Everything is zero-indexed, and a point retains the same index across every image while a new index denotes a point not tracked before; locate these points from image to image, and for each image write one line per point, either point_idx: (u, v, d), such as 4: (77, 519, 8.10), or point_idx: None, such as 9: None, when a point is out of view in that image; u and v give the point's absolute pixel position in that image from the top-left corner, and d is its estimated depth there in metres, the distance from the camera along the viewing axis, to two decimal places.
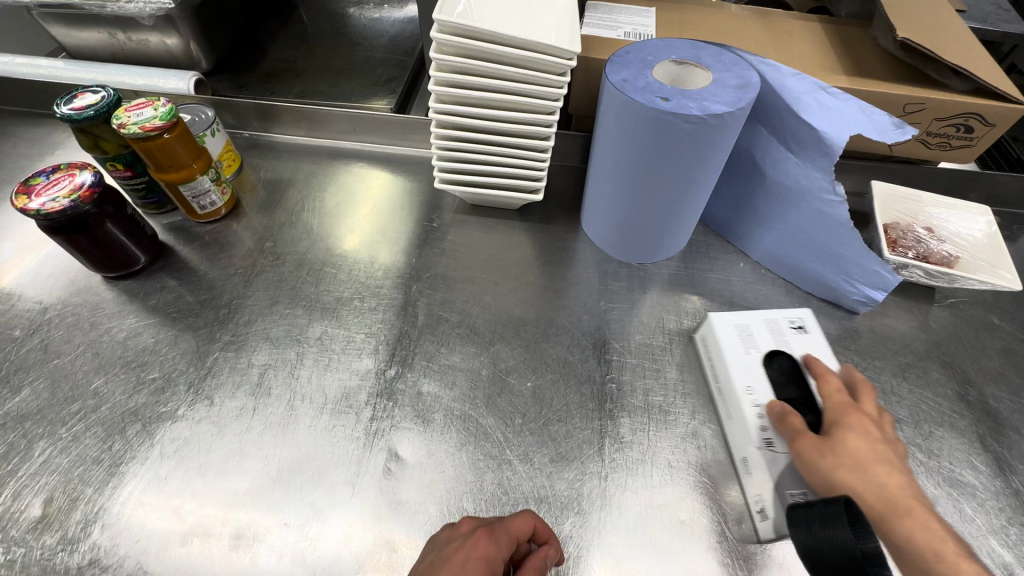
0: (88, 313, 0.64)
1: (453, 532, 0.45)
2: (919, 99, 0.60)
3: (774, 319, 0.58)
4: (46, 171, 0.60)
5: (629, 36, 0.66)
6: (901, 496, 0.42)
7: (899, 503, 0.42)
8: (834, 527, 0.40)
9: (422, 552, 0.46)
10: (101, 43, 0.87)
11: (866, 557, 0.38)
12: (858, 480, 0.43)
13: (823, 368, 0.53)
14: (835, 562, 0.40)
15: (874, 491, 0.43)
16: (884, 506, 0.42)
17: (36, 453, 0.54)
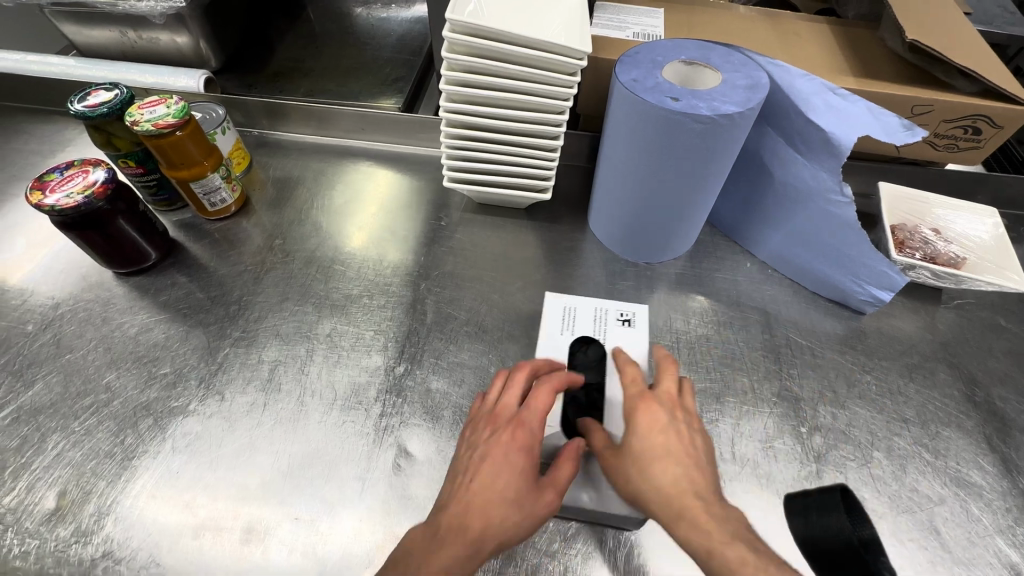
0: (100, 308, 0.65)
1: (488, 421, 0.50)
2: (928, 101, 0.60)
3: (602, 308, 0.65)
4: (60, 167, 0.60)
5: (637, 37, 0.66)
6: (681, 486, 0.44)
7: (680, 497, 0.43)
8: None
9: (462, 436, 0.52)
10: (112, 42, 0.88)
11: None
12: (643, 479, 0.45)
13: (623, 358, 0.56)
14: None
15: (660, 493, 0.44)
16: (662, 501, 0.44)
17: (49, 446, 0.54)
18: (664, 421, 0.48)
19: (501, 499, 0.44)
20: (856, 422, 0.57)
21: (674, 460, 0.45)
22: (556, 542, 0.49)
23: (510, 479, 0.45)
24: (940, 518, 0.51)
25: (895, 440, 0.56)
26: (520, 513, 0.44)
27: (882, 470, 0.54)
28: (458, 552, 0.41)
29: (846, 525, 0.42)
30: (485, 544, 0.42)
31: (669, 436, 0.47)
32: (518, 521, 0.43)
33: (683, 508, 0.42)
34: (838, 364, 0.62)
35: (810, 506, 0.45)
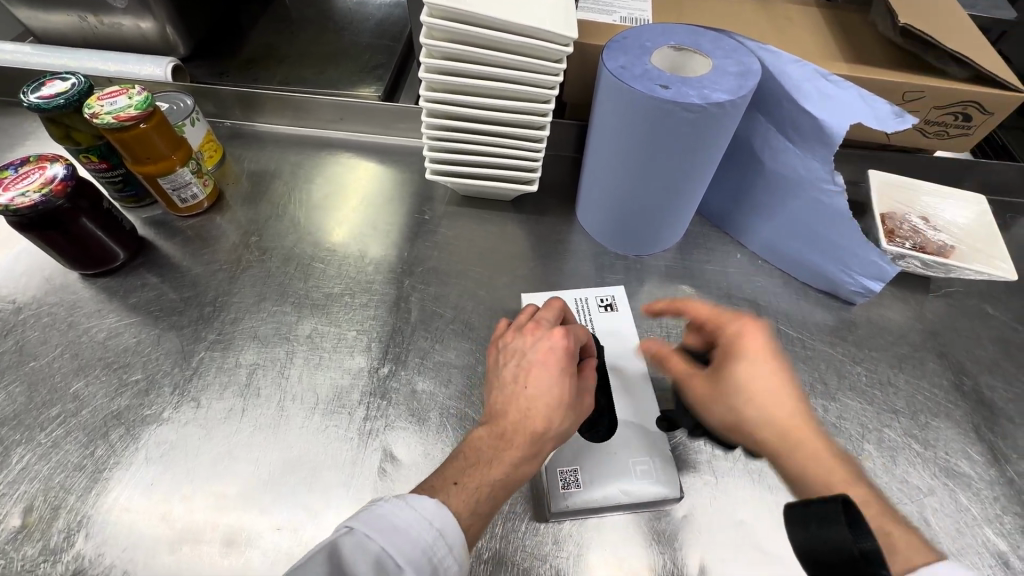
0: (65, 312, 0.62)
1: (530, 330, 0.49)
2: (919, 87, 0.59)
3: (584, 298, 0.64)
4: (14, 163, 0.56)
5: (625, 21, 0.64)
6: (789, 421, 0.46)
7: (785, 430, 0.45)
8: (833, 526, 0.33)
9: (491, 355, 0.51)
10: (72, 28, 0.83)
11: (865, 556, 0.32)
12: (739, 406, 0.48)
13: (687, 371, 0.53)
14: (832, 565, 0.33)
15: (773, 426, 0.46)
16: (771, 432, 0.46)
17: (13, 461, 0.51)
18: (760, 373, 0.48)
19: (561, 402, 0.44)
20: (846, 414, 0.57)
21: (781, 389, 0.47)
22: (547, 544, 0.48)
23: (568, 382, 0.45)
24: (929, 509, 0.51)
25: (885, 431, 0.56)
26: (575, 415, 0.45)
27: (872, 462, 0.54)
28: (522, 452, 0.42)
29: (848, 538, 0.33)
30: (547, 442, 0.43)
31: (779, 400, 0.47)
32: (572, 420, 0.45)
33: (795, 441, 0.44)
34: (829, 356, 0.61)
35: (809, 513, 0.35)
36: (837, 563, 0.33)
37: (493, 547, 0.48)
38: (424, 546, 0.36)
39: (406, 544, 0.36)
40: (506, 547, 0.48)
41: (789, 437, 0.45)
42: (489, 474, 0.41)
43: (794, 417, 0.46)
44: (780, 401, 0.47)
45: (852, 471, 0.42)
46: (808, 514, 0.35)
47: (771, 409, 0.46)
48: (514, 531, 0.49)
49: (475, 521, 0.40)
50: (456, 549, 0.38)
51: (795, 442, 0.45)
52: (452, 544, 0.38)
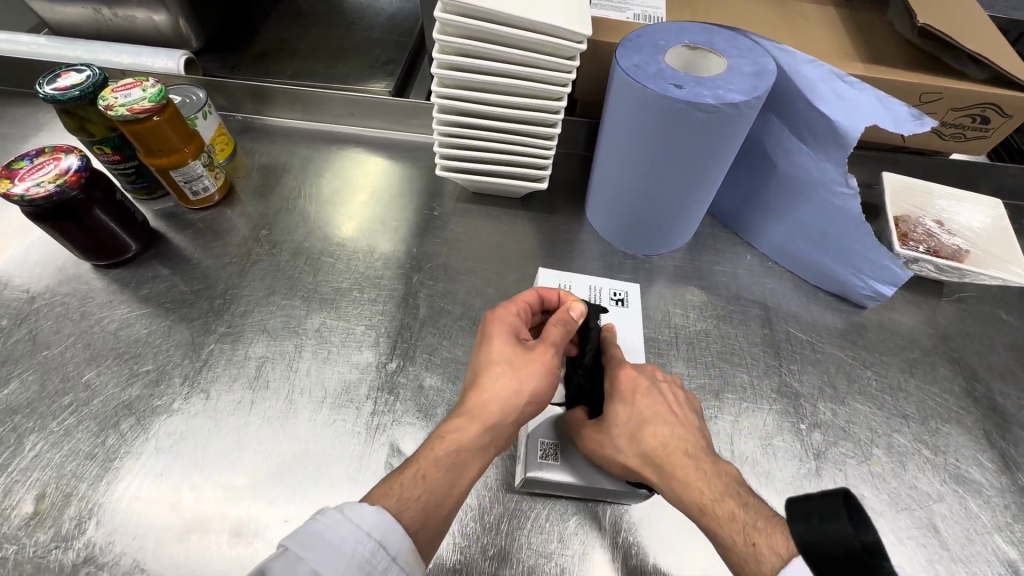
0: (78, 302, 0.62)
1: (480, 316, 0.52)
2: (937, 89, 0.58)
3: (598, 286, 0.62)
4: (30, 153, 0.57)
5: (639, 19, 0.63)
6: (669, 445, 0.44)
7: (666, 458, 0.44)
8: (834, 520, 0.33)
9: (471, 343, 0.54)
10: (87, 20, 0.83)
11: (866, 548, 0.31)
12: (622, 443, 0.45)
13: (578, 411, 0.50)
14: (830, 555, 0.33)
15: (658, 444, 0.44)
16: (648, 464, 0.44)
17: (27, 448, 0.52)
18: (630, 408, 0.47)
19: (493, 367, 0.46)
20: (855, 418, 0.56)
21: (666, 416, 0.46)
22: (553, 542, 0.49)
23: (500, 347, 0.47)
24: (939, 516, 0.51)
25: (895, 436, 0.55)
26: (516, 374, 0.45)
27: (881, 467, 0.53)
28: (460, 426, 0.43)
29: (849, 531, 0.32)
30: (484, 411, 0.44)
31: (666, 427, 0.45)
32: (510, 383, 0.45)
33: (669, 469, 0.43)
34: (839, 360, 0.61)
35: (809, 508, 0.34)
36: (840, 558, 0.32)
37: (498, 544, 0.48)
38: (362, 558, 0.35)
39: (341, 564, 0.34)
40: (511, 544, 0.48)
41: (665, 463, 0.43)
42: (422, 455, 0.41)
43: (680, 442, 0.45)
44: (657, 429, 0.45)
45: (723, 483, 0.41)
46: (808, 508, 0.35)
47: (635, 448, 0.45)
48: (519, 528, 0.49)
49: (409, 508, 0.39)
50: (399, 553, 0.36)
51: (670, 467, 0.43)
52: (393, 550, 0.36)
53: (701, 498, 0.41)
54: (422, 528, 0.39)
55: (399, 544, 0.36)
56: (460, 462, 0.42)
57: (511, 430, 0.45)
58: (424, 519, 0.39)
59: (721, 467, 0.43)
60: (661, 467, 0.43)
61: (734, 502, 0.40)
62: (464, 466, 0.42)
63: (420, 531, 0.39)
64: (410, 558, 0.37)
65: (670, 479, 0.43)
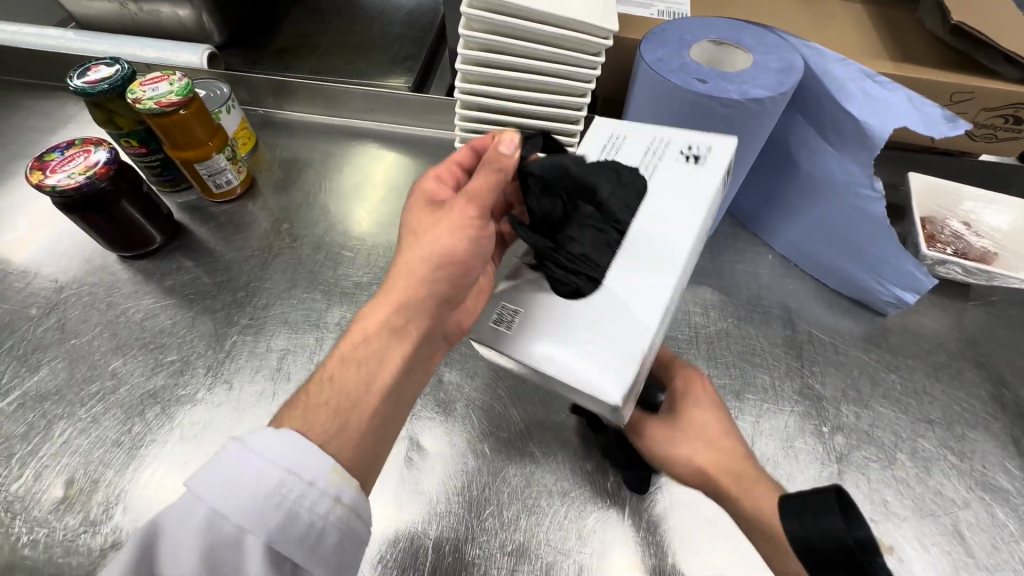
0: (104, 292, 0.63)
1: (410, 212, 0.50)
2: (969, 88, 0.57)
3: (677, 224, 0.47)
4: (61, 146, 0.58)
5: (663, 15, 0.63)
6: (736, 453, 0.47)
7: (737, 466, 0.46)
8: (825, 516, 0.37)
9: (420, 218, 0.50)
10: (113, 14, 0.85)
11: (858, 545, 0.35)
12: (700, 444, 0.47)
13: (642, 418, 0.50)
14: (828, 554, 0.37)
15: (730, 449, 0.47)
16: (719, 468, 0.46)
17: (56, 434, 0.53)
18: (707, 417, 0.49)
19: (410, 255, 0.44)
20: (879, 422, 0.55)
21: (729, 429, 0.49)
22: (571, 539, 0.49)
23: (412, 218, 0.48)
24: (964, 523, 0.50)
25: (920, 441, 0.54)
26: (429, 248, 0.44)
27: (905, 472, 0.52)
28: (370, 314, 0.42)
29: (842, 527, 0.36)
30: (394, 291, 0.43)
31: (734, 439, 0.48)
32: (422, 250, 0.44)
33: (739, 475, 0.45)
34: (862, 363, 0.60)
35: (804, 506, 0.39)
36: (830, 549, 0.37)
37: (517, 540, 0.48)
38: (269, 488, 0.32)
39: (244, 503, 0.31)
40: (529, 540, 0.48)
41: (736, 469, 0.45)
42: (329, 356, 0.40)
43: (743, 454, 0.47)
44: (728, 439, 0.48)
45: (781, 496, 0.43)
46: (802, 507, 0.39)
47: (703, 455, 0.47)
48: (538, 524, 0.49)
49: (319, 416, 0.36)
50: (318, 478, 0.33)
51: (741, 473, 0.45)
52: (306, 475, 0.33)
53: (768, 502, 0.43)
54: (341, 435, 0.36)
55: (314, 459, 0.33)
56: (373, 350, 0.41)
57: (428, 308, 0.44)
58: (341, 423, 0.37)
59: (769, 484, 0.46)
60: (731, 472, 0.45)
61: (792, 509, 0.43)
62: (378, 361, 0.40)
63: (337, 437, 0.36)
64: (333, 475, 0.33)
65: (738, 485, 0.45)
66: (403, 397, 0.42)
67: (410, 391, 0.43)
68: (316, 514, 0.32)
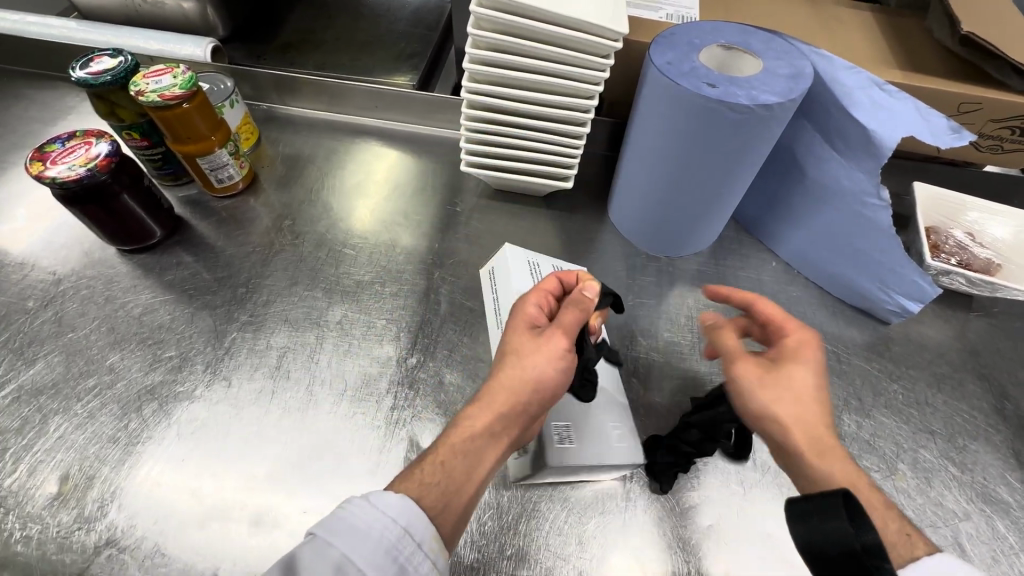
0: (103, 286, 0.63)
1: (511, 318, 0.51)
2: (977, 99, 0.57)
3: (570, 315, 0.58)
4: (62, 137, 0.57)
5: (671, 19, 0.62)
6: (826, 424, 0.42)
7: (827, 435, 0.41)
8: (833, 519, 0.33)
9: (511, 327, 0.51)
10: (116, 5, 0.84)
11: (866, 551, 0.32)
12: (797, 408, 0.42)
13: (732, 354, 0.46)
14: (831, 558, 0.33)
15: (822, 418, 0.42)
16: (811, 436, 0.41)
17: (51, 429, 0.53)
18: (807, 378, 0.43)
19: (513, 360, 0.45)
20: (880, 432, 0.55)
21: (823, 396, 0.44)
22: (571, 545, 0.48)
23: (511, 336, 0.47)
24: (965, 535, 0.50)
25: (921, 452, 0.54)
26: (534, 364, 0.44)
27: (906, 483, 0.52)
28: (475, 414, 0.42)
29: (848, 531, 0.32)
30: (495, 401, 0.43)
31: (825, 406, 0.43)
32: (525, 370, 0.44)
33: (826, 445, 0.40)
34: (864, 373, 0.60)
35: (808, 508, 0.34)
36: (835, 554, 0.33)
37: (517, 544, 0.48)
38: (387, 544, 0.34)
39: (370, 548, 0.33)
40: (529, 545, 0.48)
41: (824, 439, 0.41)
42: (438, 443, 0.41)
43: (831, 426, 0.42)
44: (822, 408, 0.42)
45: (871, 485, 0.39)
46: (809, 508, 0.34)
47: (789, 416, 0.41)
48: (538, 529, 0.49)
49: (427, 491, 0.38)
50: (423, 540, 0.35)
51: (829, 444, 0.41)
52: (417, 536, 0.35)
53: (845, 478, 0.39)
54: (440, 514, 0.38)
55: (423, 528, 0.35)
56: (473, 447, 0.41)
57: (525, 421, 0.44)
58: (442, 505, 0.38)
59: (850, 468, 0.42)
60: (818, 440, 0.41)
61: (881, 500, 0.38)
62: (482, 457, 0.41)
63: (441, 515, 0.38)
64: (432, 542, 0.36)
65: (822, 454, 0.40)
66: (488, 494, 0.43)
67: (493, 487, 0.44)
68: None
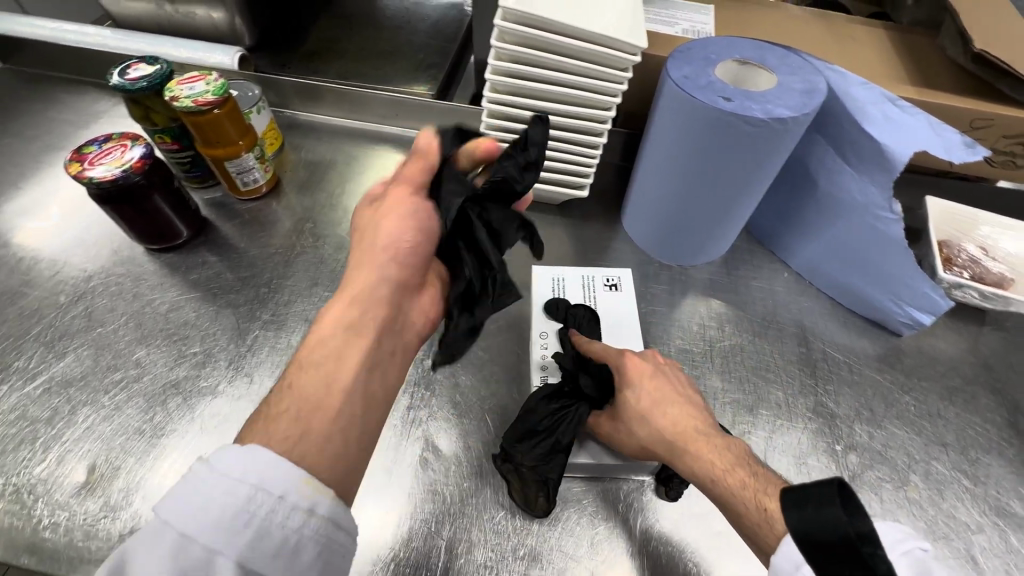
0: (131, 283, 0.65)
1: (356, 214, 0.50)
2: (989, 115, 0.58)
3: (591, 276, 0.65)
4: (99, 139, 0.60)
5: (688, 34, 0.64)
6: (681, 423, 0.46)
7: (680, 435, 0.45)
8: (826, 506, 0.34)
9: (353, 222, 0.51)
10: (148, 14, 0.87)
11: (860, 537, 0.32)
12: (639, 428, 0.47)
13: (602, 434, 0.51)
14: (827, 545, 0.33)
15: (671, 421, 0.46)
16: (662, 446, 0.46)
17: (79, 419, 0.54)
18: (639, 395, 0.48)
19: (361, 248, 0.47)
20: (892, 442, 0.56)
21: (674, 397, 0.48)
22: (583, 547, 0.49)
23: (358, 225, 0.49)
24: (978, 547, 0.50)
25: (934, 464, 0.54)
26: (388, 239, 0.46)
27: (918, 494, 0.53)
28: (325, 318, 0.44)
29: (843, 519, 0.33)
30: (349, 289, 0.45)
31: (676, 406, 0.47)
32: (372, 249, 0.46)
33: (682, 447, 0.45)
34: (876, 384, 0.60)
35: (804, 497, 0.35)
36: (832, 542, 0.33)
37: (529, 545, 0.49)
38: (236, 503, 0.32)
39: (215, 514, 0.32)
40: (542, 545, 0.49)
41: (678, 442, 0.45)
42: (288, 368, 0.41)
43: (691, 420, 0.46)
44: (666, 411, 0.47)
45: (739, 458, 0.43)
46: (804, 498, 0.35)
47: (643, 445, 0.47)
48: (551, 530, 0.50)
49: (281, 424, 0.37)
50: (283, 492, 0.33)
51: (684, 442, 0.45)
52: (276, 490, 0.33)
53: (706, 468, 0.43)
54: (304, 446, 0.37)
55: (281, 478, 0.33)
56: (335, 353, 0.42)
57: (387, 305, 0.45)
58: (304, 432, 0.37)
59: (732, 442, 0.44)
60: (671, 445, 0.45)
61: (746, 473, 0.41)
62: (329, 366, 0.41)
63: (310, 454, 0.37)
64: (304, 487, 0.34)
65: (680, 457, 0.45)
66: (373, 409, 0.42)
67: (382, 394, 0.43)
68: (287, 528, 0.33)
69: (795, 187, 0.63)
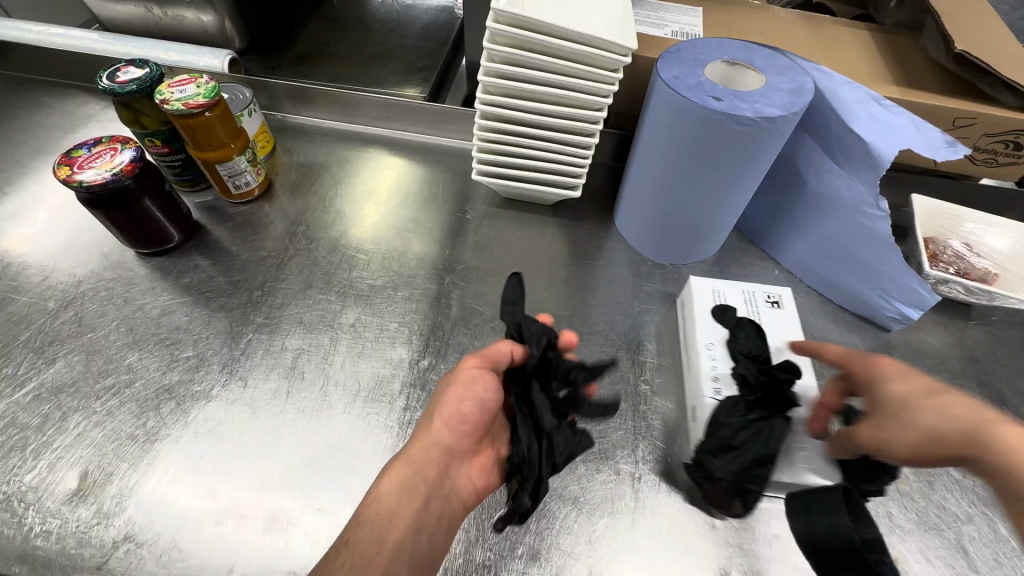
0: (121, 288, 0.64)
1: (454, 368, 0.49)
2: (971, 114, 0.59)
3: (752, 291, 0.60)
4: (88, 143, 0.59)
5: (677, 35, 0.65)
6: (917, 387, 0.42)
7: (927, 395, 0.41)
8: (833, 516, 0.42)
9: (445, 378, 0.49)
10: (137, 17, 0.86)
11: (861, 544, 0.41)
12: (884, 396, 0.43)
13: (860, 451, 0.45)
14: (831, 547, 0.42)
15: (904, 387, 0.43)
16: (901, 411, 0.42)
17: (70, 426, 0.54)
18: (883, 381, 0.44)
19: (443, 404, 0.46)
20: None
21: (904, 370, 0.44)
22: (581, 544, 0.49)
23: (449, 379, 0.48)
24: (967, 537, 0.51)
25: None
26: (460, 406, 0.45)
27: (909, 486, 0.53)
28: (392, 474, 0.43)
29: (848, 529, 0.42)
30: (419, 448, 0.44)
31: (913, 376, 0.43)
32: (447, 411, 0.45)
33: (930, 404, 0.41)
34: None
35: (811, 505, 0.44)
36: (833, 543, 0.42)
37: (528, 542, 0.49)
38: None
39: None
40: (540, 542, 0.49)
41: (916, 401, 0.41)
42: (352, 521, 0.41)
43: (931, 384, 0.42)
44: (902, 380, 0.43)
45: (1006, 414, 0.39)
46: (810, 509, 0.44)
47: (888, 424, 0.42)
48: (548, 528, 0.50)
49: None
50: None
51: (926, 401, 0.41)
52: None
53: (968, 417, 0.39)
54: None
55: None
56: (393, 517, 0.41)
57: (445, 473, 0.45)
58: None
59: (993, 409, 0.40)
60: (917, 407, 0.41)
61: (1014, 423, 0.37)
62: (384, 527, 0.40)
63: None
64: None
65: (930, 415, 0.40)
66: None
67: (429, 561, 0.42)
68: None
69: (784, 185, 0.64)
